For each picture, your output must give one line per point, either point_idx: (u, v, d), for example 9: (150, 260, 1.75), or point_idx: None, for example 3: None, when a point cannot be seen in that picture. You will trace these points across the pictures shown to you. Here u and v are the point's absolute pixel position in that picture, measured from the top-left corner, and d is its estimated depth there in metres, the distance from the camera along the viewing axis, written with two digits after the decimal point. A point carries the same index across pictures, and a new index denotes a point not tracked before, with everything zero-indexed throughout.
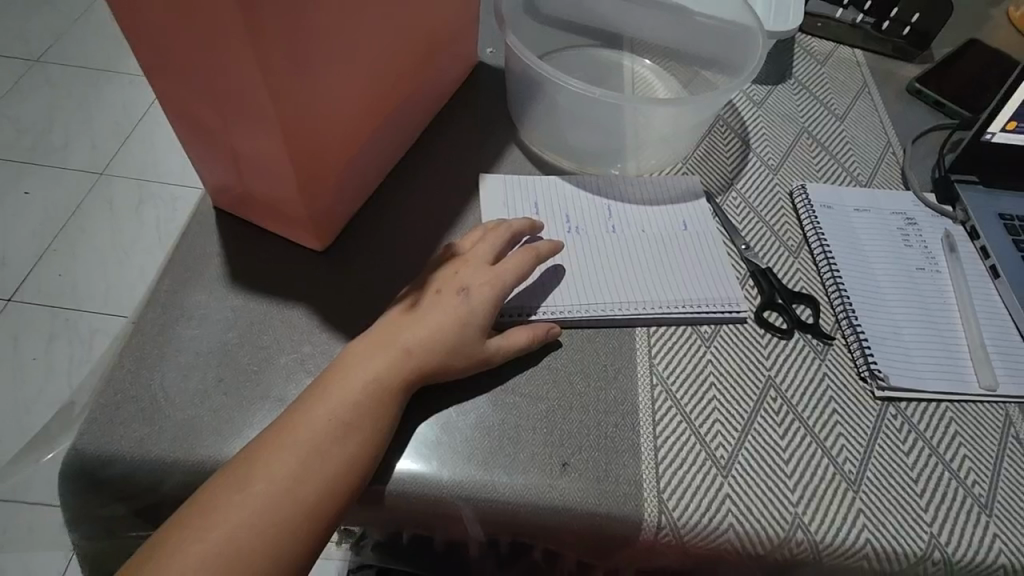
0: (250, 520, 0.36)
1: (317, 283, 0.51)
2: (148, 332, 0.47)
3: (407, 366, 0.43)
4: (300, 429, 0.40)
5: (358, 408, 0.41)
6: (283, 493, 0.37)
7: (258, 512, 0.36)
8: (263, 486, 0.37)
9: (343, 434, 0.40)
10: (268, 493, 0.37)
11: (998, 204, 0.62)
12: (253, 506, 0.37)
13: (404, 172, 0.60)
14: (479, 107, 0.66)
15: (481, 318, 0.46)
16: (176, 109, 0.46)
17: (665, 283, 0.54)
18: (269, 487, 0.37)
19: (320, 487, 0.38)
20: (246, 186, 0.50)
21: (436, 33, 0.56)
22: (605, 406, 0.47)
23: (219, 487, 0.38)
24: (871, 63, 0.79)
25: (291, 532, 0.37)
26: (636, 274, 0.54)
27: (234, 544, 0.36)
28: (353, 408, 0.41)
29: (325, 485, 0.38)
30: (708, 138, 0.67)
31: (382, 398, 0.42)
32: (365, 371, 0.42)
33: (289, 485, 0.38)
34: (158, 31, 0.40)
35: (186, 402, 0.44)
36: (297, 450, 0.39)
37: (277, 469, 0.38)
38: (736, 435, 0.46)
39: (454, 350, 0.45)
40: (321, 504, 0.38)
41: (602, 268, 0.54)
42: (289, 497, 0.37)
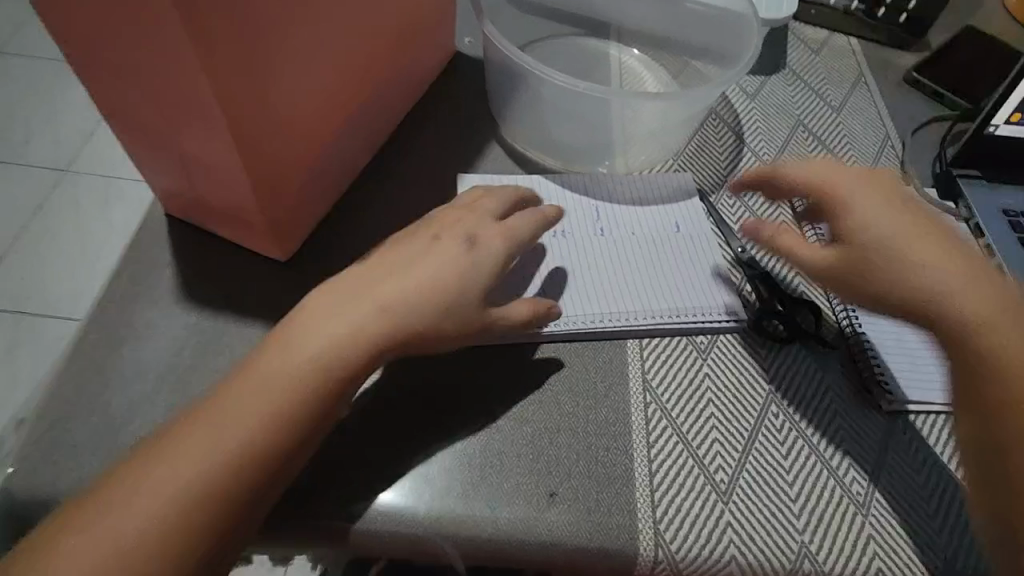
0: (171, 490, 0.32)
1: (280, 297, 0.47)
2: (90, 355, 0.43)
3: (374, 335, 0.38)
4: (243, 394, 0.36)
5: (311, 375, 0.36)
6: (213, 459, 0.33)
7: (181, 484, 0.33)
8: (191, 450, 0.34)
9: (287, 392, 0.36)
10: (204, 458, 0.33)
11: (1002, 200, 0.60)
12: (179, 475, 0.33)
13: (375, 173, 0.55)
14: (456, 102, 0.62)
15: (477, 271, 0.42)
16: (112, 108, 0.41)
17: (668, 281, 0.51)
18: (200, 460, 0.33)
19: (250, 450, 0.34)
20: (197, 192, 0.45)
21: (407, 21, 0.52)
22: (596, 428, 0.43)
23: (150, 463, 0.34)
24: (867, 52, 0.76)
25: (215, 500, 0.33)
26: (640, 275, 0.51)
27: (153, 518, 0.32)
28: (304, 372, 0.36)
29: (256, 452, 0.34)
30: (700, 133, 0.63)
31: (345, 363, 0.37)
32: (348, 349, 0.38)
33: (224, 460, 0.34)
34: (82, 23, 0.35)
35: (132, 434, 0.40)
36: (236, 415, 0.35)
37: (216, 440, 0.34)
38: (736, 457, 0.43)
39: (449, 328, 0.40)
40: (252, 469, 0.34)
41: (597, 271, 0.51)
42: (222, 469, 0.33)
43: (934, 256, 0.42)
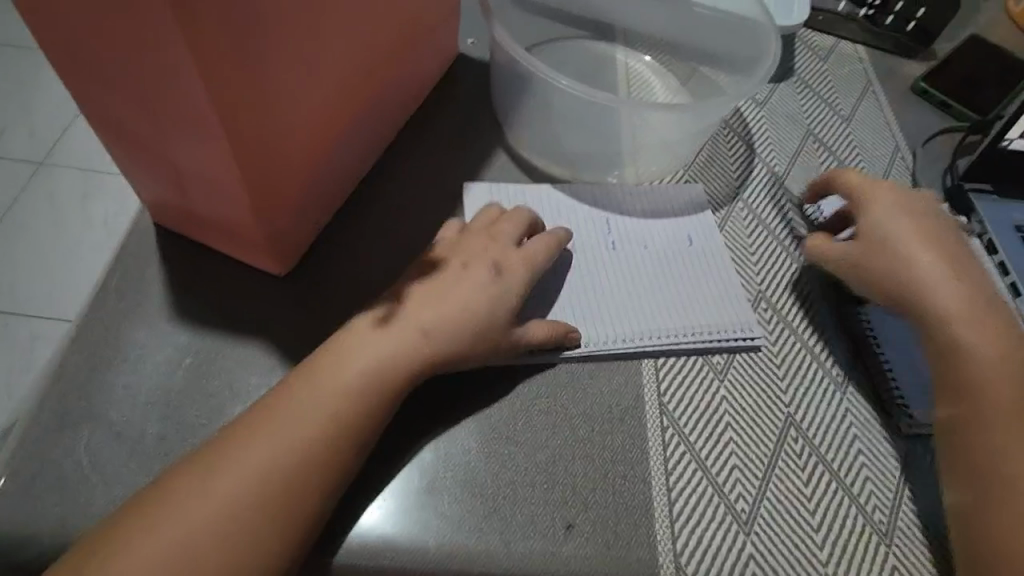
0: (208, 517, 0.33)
1: (277, 315, 0.44)
2: (73, 381, 0.40)
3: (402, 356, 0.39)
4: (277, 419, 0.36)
5: (345, 398, 0.37)
6: (254, 483, 0.34)
7: (215, 509, 0.33)
8: (224, 478, 0.34)
9: (317, 404, 0.36)
10: (235, 485, 0.34)
11: (1013, 214, 0.59)
12: (222, 501, 0.33)
13: (376, 182, 0.53)
14: (459, 106, 0.59)
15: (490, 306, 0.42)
16: (97, 112, 0.38)
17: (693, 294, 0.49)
18: (233, 480, 0.34)
19: (291, 477, 0.34)
20: (188, 203, 0.42)
21: (410, 22, 0.49)
22: (612, 455, 0.42)
23: (179, 501, 0.33)
24: (873, 60, 0.75)
25: (264, 525, 0.33)
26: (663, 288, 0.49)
27: (200, 549, 0.32)
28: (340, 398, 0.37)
29: (296, 481, 0.34)
30: (710, 142, 0.61)
31: (381, 377, 0.38)
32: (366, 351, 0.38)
33: (257, 477, 0.34)
34: (63, 20, 0.32)
35: (123, 468, 0.38)
36: (273, 440, 0.35)
37: (247, 458, 0.34)
38: (757, 484, 0.42)
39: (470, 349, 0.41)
40: (288, 488, 0.34)
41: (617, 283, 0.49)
42: (253, 490, 0.34)
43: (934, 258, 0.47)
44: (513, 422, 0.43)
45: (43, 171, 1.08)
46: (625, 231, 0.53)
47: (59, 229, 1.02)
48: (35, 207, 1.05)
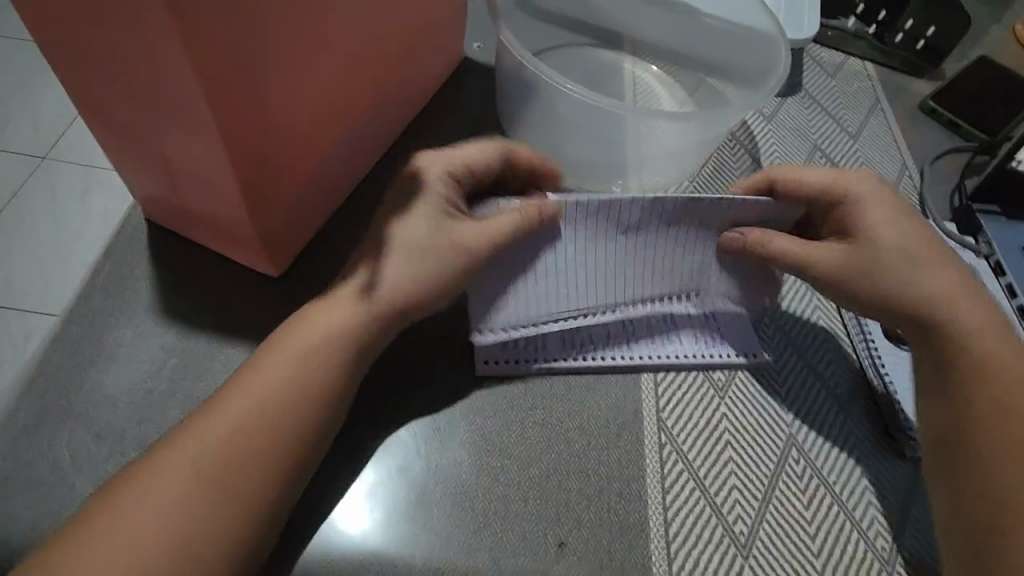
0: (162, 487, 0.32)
1: (269, 316, 0.43)
2: (54, 377, 0.39)
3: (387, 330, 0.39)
4: (248, 398, 0.35)
5: (306, 368, 0.36)
6: (224, 466, 0.33)
7: (169, 480, 0.33)
8: (182, 450, 0.34)
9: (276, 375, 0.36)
10: (188, 455, 0.33)
11: (1020, 237, 0.58)
12: (191, 484, 0.33)
13: (374, 184, 0.52)
14: (462, 110, 0.58)
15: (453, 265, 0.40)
16: (91, 104, 0.37)
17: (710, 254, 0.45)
18: (188, 450, 0.33)
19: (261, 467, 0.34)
20: (180, 199, 0.41)
21: (414, 24, 0.48)
22: (608, 471, 0.41)
23: (141, 486, 0.32)
24: (882, 77, 0.74)
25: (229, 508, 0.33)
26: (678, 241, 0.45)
27: (164, 534, 0.31)
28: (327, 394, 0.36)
29: (252, 455, 0.34)
30: (716, 154, 0.61)
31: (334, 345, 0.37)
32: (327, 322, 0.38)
33: (209, 447, 0.34)
34: (55, 7, 0.31)
35: (100, 469, 0.36)
36: (232, 412, 0.35)
37: (205, 427, 0.34)
38: (756, 505, 0.41)
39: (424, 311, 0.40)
40: (238, 461, 0.34)
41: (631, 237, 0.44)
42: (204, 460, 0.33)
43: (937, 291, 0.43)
44: (506, 433, 0.41)
45: (43, 164, 1.07)
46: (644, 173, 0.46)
47: (56, 223, 1.01)
48: (32, 200, 1.04)
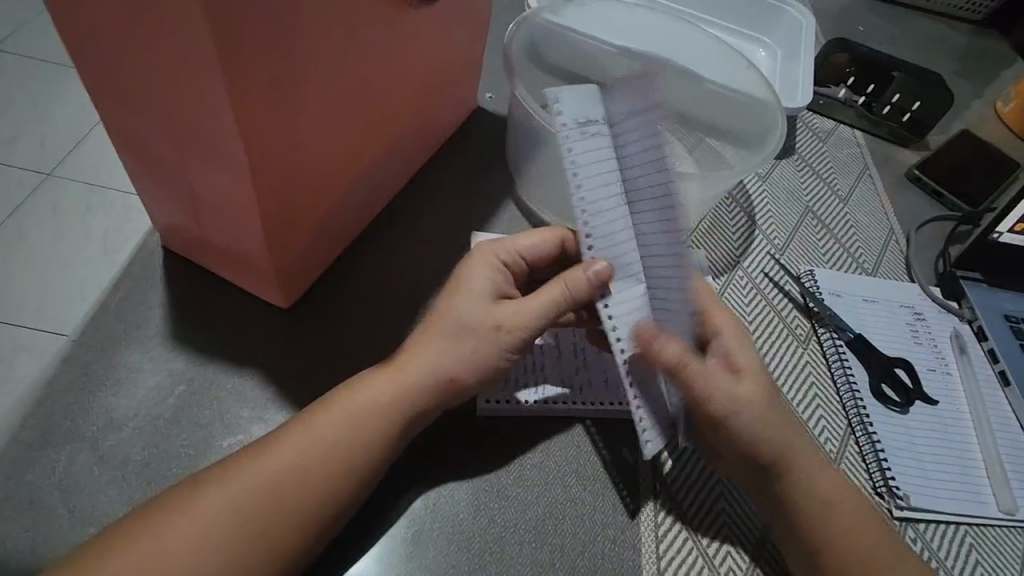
0: (181, 531, 0.32)
1: (275, 347, 0.44)
2: (61, 400, 0.39)
3: (400, 382, 0.38)
4: (268, 452, 0.35)
5: (341, 431, 0.36)
6: (230, 501, 0.33)
7: (189, 524, 0.32)
8: (203, 494, 0.34)
9: (308, 431, 0.36)
10: (209, 502, 0.33)
11: (1002, 304, 0.61)
12: (193, 518, 0.33)
13: (386, 223, 0.53)
14: (473, 156, 0.61)
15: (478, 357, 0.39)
16: (124, 136, 0.39)
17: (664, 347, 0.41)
18: (211, 498, 0.33)
19: (264, 503, 0.34)
20: (200, 230, 0.43)
21: (433, 76, 0.51)
22: (603, 517, 0.41)
23: (161, 531, 0.32)
24: (870, 146, 0.78)
25: (231, 547, 0.33)
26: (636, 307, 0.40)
27: (168, 568, 0.31)
28: (334, 430, 0.36)
29: (273, 506, 0.34)
30: (713, 211, 0.63)
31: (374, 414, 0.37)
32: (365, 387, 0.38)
33: (233, 497, 0.34)
34: (105, 48, 0.33)
35: (101, 494, 0.36)
36: (256, 463, 0.35)
37: (233, 476, 0.34)
38: (748, 557, 0.41)
39: (457, 388, 0.39)
40: (259, 514, 0.34)
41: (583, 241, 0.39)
42: (225, 512, 0.33)
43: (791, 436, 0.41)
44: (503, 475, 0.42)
45: (49, 181, 1.09)
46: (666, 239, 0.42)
47: (58, 240, 1.01)
48: (36, 216, 1.04)
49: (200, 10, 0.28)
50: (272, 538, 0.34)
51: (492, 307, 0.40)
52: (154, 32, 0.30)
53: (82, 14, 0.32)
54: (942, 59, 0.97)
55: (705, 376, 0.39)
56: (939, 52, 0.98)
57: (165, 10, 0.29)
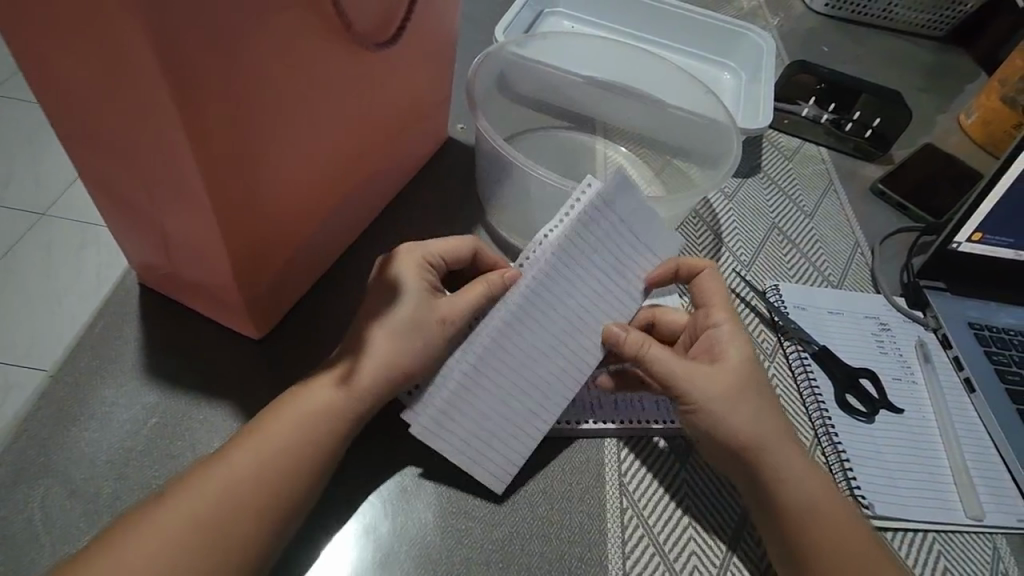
0: (142, 548, 0.33)
1: (247, 377, 0.45)
2: (36, 435, 0.40)
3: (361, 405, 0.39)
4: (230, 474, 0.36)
5: (303, 455, 0.37)
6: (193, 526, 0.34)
7: (151, 542, 0.33)
8: (166, 510, 0.34)
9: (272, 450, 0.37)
10: (171, 521, 0.34)
11: (965, 311, 0.62)
12: (154, 537, 0.33)
13: (359, 254, 0.55)
14: (444, 185, 0.63)
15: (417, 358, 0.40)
16: (95, 178, 0.41)
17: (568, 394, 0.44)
18: (173, 514, 0.34)
19: (229, 528, 0.35)
20: (172, 267, 0.44)
21: (399, 114, 0.53)
22: (570, 534, 0.42)
23: (122, 558, 0.33)
24: (836, 161, 0.80)
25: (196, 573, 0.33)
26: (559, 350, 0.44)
27: None
28: (297, 454, 0.37)
29: (237, 527, 0.35)
30: (681, 230, 0.65)
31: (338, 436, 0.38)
32: (324, 411, 0.39)
33: (197, 514, 0.34)
34: (74, 99, 0.36)
35: (74, 527, 0.37)
36: (219, 480, 0.36)
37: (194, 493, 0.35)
38: (714, 571, 0.42)
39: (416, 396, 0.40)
40: (219, 529, 0.34)
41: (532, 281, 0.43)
42: (186, 523, 0.34)
43: (767, 431, 0.42)
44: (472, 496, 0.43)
45: (42, 221, 1.11)
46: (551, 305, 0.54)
47: (50, 277, 1.03)
48: (28, 255, 1.06)
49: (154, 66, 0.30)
50: (237, 560, 0.34)
51: (434, 302, 0.42)
52: (116, 85, 0.32)
53: (51, 69, 0.34)
54: (907, 76, 1.00)
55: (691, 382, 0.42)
56: (903, 69, 1.01)
57: (122, 66, 0.31)
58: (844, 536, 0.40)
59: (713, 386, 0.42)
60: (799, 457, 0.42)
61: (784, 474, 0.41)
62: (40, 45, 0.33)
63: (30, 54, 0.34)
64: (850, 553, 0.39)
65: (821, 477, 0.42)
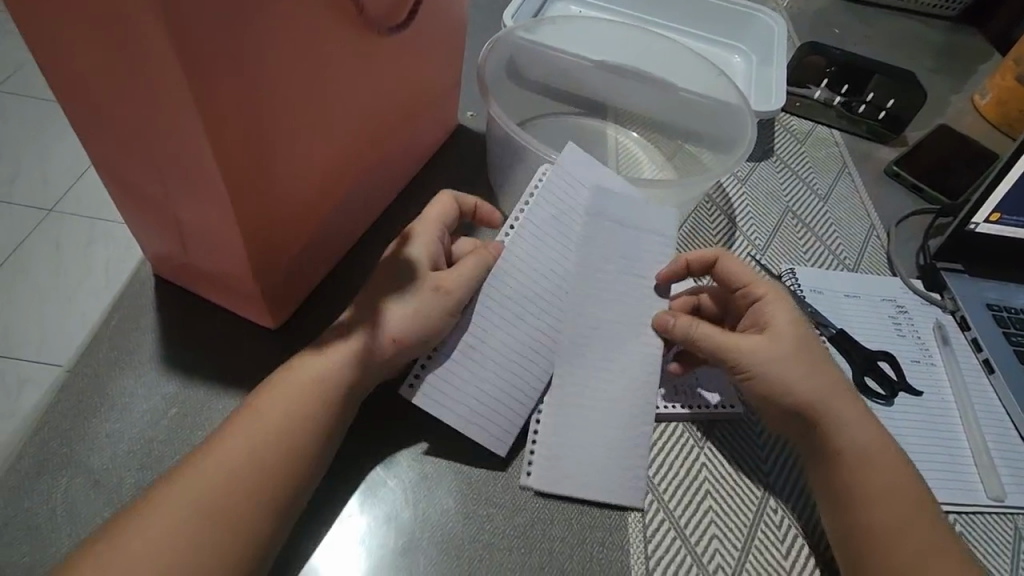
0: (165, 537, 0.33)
1: (264, 367, 0.45)
2: (58, 426, 0.40)
3: None
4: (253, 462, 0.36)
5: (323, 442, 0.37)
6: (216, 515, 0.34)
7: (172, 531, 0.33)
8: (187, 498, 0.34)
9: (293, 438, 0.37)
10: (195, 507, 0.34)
11: (983, 292, 0.61)
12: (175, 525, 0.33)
13: (373, 242, 0.55)
14: (456, 172, 0.63)
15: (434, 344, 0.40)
16: (110, 169, 0.41)
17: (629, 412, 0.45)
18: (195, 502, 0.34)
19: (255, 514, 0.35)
20: (187, 257, 0.44)
21: (410, 99, 0.53)
22: (591, 520, 0.42)
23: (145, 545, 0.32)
24: (849, 144, 0.79)
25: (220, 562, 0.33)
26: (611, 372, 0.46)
27: None
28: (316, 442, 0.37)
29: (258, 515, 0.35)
30: (694, 215, 0.64)
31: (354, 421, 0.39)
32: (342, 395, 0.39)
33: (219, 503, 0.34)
34: (88, 87, 0.35)
35: (99, 517, 0.37)
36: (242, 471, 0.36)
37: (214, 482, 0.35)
38: (736, 555, 0.42)
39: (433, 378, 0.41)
40: (241, 518, 0.35)
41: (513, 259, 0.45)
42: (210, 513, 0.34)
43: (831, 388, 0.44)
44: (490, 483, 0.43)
45: (50, 217, 1.11)
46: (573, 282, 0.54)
47: (60, 273, 1.04)
48: (38, 252, 1.07)
49: (171, 50, 0.29)
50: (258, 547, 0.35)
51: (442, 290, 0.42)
52: (131, 72, 0.32)
53: (64, 57, 0.34)
54: (919, 57, 0.98)
55: (742, 347, 0.44)
56: (915, 50, 0.99)
57: (137, 51, 0.30)
58: (899, 485, 0.41)
59: (760, 347, 0.44)
60: (853, 403, 0.44)
61: (845, 424, 0.43)
62: (52, 32, 0.33)
63: (43, 42, 0.34)
64: (903, 501, 0.41)
65: (872, 423, 0.44)
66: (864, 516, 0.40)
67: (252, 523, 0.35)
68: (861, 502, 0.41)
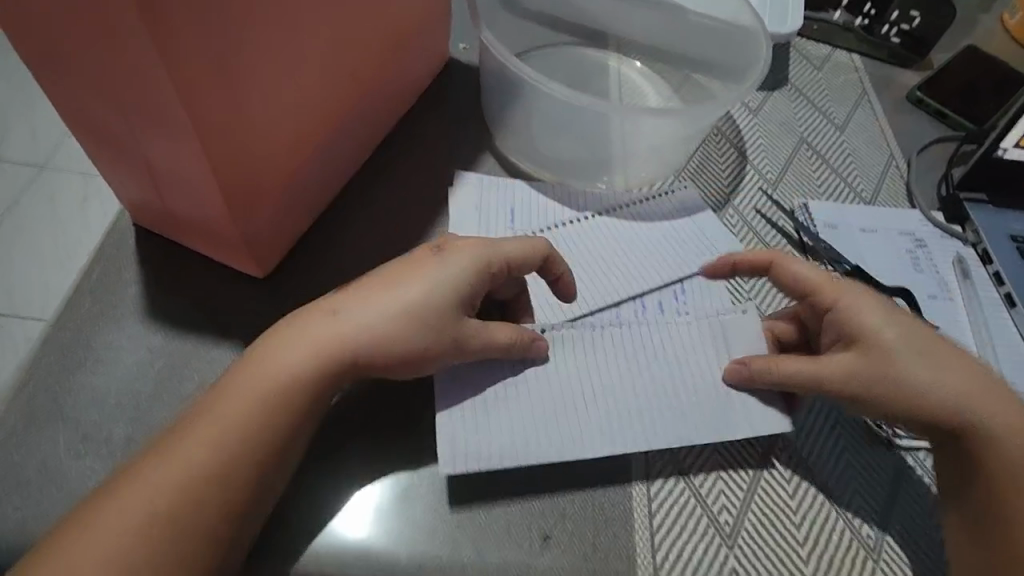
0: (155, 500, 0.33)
1: (251, 318, 0.44)
2: (43, 381, 0.39)
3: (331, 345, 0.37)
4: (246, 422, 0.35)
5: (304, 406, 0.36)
6: (199, 472, 0.34)
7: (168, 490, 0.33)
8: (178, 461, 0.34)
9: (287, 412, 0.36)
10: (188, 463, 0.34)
11: (1008, 224, 0.58)
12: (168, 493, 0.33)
13: (360, 187, 0.52)
14: (447, 110, 0.59)
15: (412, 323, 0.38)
16: (73, 110, 0.38)
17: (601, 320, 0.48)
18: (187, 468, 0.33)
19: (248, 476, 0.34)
20: (165, 204, 0.42)
21: (396, 28, 0.49)
22: (593, 463, 0.41)
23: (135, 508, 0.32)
24: (870, 69, 0.74)
25: (218, 518, 0.33)
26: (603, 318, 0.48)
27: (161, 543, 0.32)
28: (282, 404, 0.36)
29: (246, 469, 0.34)
30: (702, 149, 0.61)
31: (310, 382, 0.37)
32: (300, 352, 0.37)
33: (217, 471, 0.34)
34: (28, 11, 0.32)
35: (91, 471, 0.37)
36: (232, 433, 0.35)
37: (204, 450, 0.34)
38: (741, 495, 0.41)
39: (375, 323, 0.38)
40: (229, 472, 0.34)
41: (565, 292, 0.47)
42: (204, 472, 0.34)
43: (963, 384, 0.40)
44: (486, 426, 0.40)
45: (44, 174, 1.09)
46: (589, 224, 0.53)
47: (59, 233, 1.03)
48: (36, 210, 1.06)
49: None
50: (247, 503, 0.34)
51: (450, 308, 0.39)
52: None
53: None
54: None
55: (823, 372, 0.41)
56: None
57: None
58: None
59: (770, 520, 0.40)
60: (980, 380, 0.41)
61: (985, 414, 0.40)
62: None
63: None
64: None
65: (1021, 413, 0.40)
66: (1004, 512, 0.38)
67: (243, 477, 0.34)
68: (977, 482, 0.39)
